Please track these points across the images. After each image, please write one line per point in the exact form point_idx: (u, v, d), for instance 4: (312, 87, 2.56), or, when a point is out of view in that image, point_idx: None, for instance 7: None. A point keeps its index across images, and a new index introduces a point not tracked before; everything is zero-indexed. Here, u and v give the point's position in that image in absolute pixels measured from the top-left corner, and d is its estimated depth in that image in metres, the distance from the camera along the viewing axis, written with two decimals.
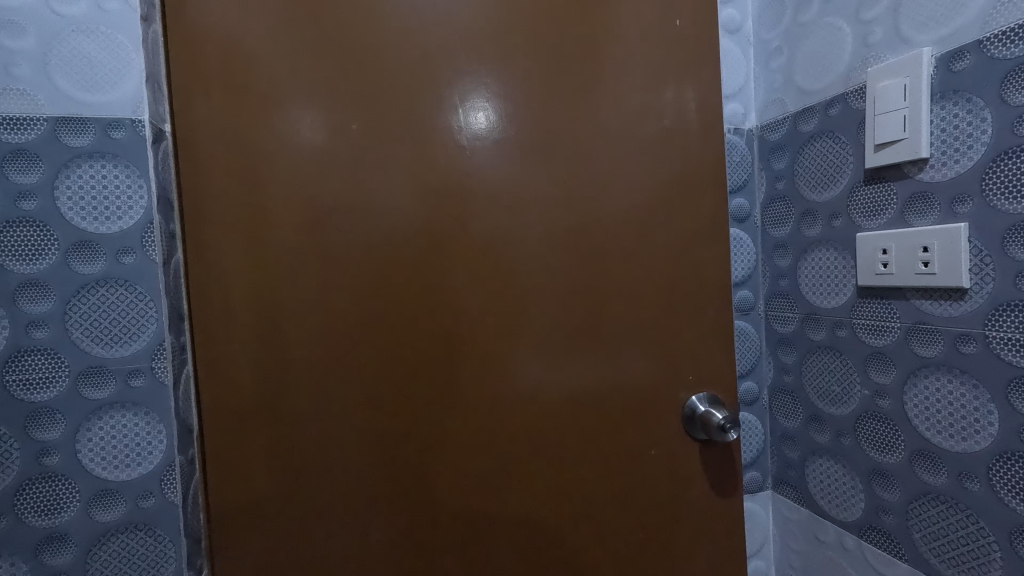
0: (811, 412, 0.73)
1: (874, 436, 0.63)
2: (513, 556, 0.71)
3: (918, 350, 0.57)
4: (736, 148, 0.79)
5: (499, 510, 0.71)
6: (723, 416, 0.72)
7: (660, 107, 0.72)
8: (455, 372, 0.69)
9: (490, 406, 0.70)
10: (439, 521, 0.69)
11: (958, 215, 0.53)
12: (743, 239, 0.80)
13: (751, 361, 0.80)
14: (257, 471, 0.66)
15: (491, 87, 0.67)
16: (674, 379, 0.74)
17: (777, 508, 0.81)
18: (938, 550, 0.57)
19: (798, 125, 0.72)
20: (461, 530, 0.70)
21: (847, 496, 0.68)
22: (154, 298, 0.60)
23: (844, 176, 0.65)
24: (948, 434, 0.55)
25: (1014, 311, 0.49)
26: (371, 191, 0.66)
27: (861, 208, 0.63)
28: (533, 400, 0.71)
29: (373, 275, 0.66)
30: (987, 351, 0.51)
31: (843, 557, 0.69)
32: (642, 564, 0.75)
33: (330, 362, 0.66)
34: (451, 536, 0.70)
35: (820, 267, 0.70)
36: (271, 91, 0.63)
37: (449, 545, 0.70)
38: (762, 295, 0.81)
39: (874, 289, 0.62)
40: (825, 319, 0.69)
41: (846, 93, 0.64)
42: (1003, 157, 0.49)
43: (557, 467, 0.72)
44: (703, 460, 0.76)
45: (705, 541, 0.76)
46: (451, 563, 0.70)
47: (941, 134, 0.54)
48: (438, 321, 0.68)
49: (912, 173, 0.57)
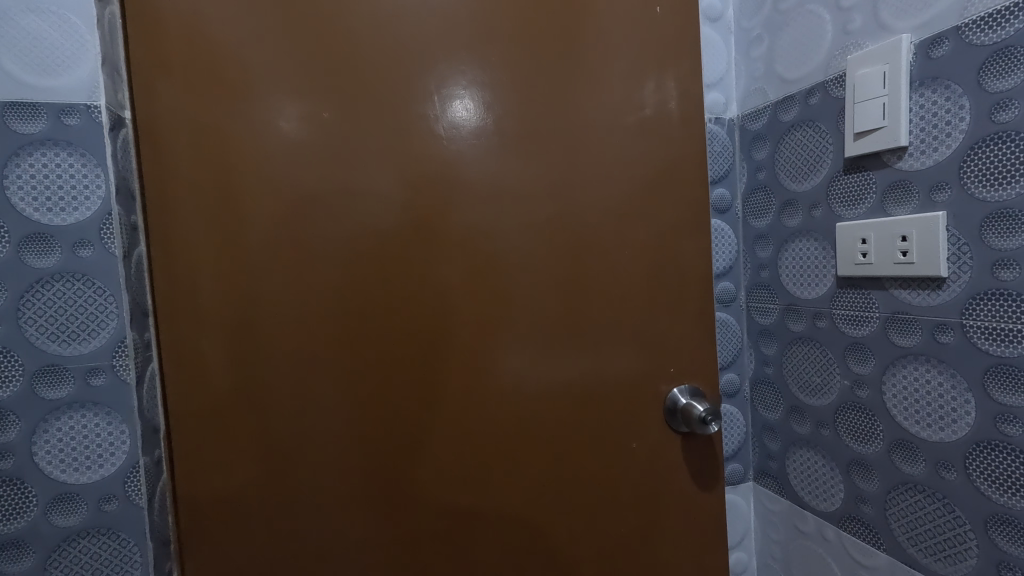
0: (792, 404, 0.73)
1: (854, 427, 0.63)
2: (495, 554, 0.71)
3: (897, 340, 0.57)
4: (717, 138, 0.79)
5: (480, 507, 0.70)
6: (704, 407, 0.71)
7: (642, 98, 0.70)
8: (434, 367, 0.67)
9: (470, 402, 0.68)
10: (419, 520, 0.68)
11: (936, 203, 0.52)
12: (724, 229, 0.79)
13: (732, 353, 0.80)
14: (228, 470, 0.64)
15: (469, 75, 0.66)
16: (655, 371, 0.73)
17: (758, 500, 0.81)
18: (916, 539, 0.57)
19: (779, 114, 0.71)
20: (441, 528, 0.69)
21: (827, 487, 0.68)
22: (115, 292, 0.58)
23: (823, 165, 0.65)
24: (925, 424, 0.55)
25: (991, 300, 0.48)
26: (345, 181, 0.63)
27: (840, 198, 0.63)
28: (514, 395, 0.70)
29: (347, 268, 0.64)
30: (965, 340, 0.51)
31: (822, 547, 0.69)
32: (624, 558, 0.74)
33: (304, 358, 0.64)
34: (432, 534, 0.69)
35: (800, 258, 0.69)
36: (237, 76, 0.61)
37: (428, 542, 0.69)
38: (743, 286, 0.80)
39: (853, 279, 0.62)
40: (805, 310, 0.69)
41: (826, 81, 0.63)
42: (981, 145, 0.49)
43: (539, 462, 0.71)
44: (685, 452, 0.75)
45: (686, 533, 0.76)
46: (431, 560, 0.69)
47: (919, 122, 0.53)
48: (416, 315, 0.66)
49: (891, 162, 0.57)
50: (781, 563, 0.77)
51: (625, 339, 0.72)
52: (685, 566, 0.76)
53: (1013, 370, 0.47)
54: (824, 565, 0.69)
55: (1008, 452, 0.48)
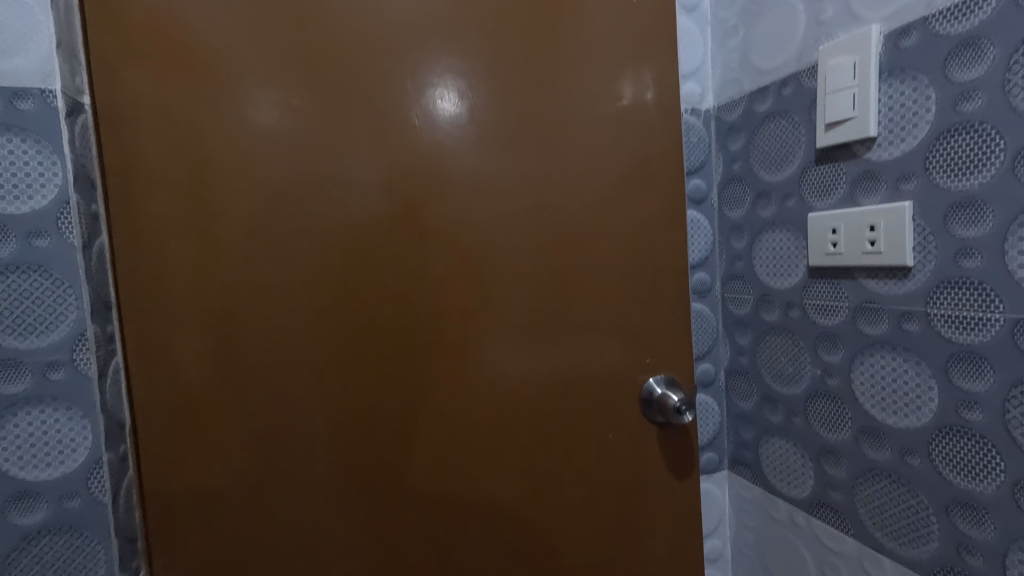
0: (765, 393, 0.73)
1: (824, 414, 0.64)
2: (471, 545, 0.71)
3: (864, 329, 0.58)
4: (693, 129, 0.79)
5: (456, 498, 0.69)
6: (678, 398, 0.72)
7: (618, 88, 0.70)
8: (408, 358, 0.66)
9: (446, 393, 0.68)
10: (394, 512, 0.68)
11: (903, 193, 0.53)
12: (700, 221, 0.79)
13: (708, 343, 0.80)
14: (196, 463, 0.63)
15: (442, 63, 0.64)
16: (631, 361, 0.73)
17: (732, 488, 0.82)
18: (881, 524, 0.58)
19: (753, 105, 0.71)
20: (416, 521, 0.68)
21: (798, 474, 0.69)
22: (74, 284, 0.55)
23: (796, 156, 0.65)
24: (891, 411, 0.56)
25: (954, 288, 0.49)
26: (314, 170, 0.62)
27: (812, 188, 0.63)
28: (490, 386, 0.69)
29: (319, 259, 0.63)
30: (929, 328, 0.52)
31: (793, 533, 0.70)
32: (600, 547, 0.75)
33: (275, 350, 0.63)
34: (407, 526, 0.68)
35: (774, 248, 0.70)
36: (201, 61, 0.59)
37: (402, 534, 0.68)
38: (718, 277, 0.80)
39: (823, 269, 0.62)
40: (778, 301, 0.70)
41: (798, 72, 0.64)
42: (946, 135, 0.49)
43: (515, 453, 0.71)
44: (661, 442, 0.76)
45: (661, 521, 0.77)
46: (405, 553, 0.68)
47: (888, 113, 0.54)
48: (390, 305, 0.65)
49: (861, 152, 0.57)
50: (754, 549, 0.78)
51: (602, 330, 0.72)
52: (660, 553, 0.77)
53: (975, 356, 0.48)
54: (795, 550, 0.70)
55: (969, 437, 0.49)
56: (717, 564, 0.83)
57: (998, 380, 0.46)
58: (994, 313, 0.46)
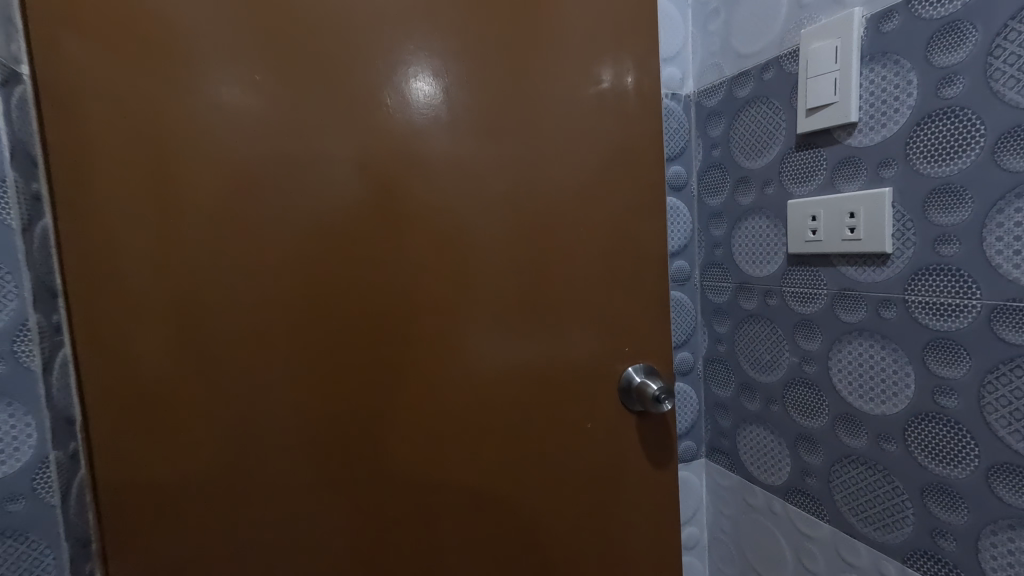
0: (742, 381, 0.73)
1: (801, 402, 0.64)
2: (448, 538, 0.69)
3: (843, 316, 0.58)
4: (674, 114, 0.77)
5: (432, 492, 0.68)
6: (658, 386, 0.71)
7: (599, 71, 0.68)
8: (381, 348, 0.64)
9: (421, 384, 0.66)
10: (367, 507, 0.65)
11: (883, 179, 0.53)
12: (679, 208, 0.78)
13: (686, 332, 0.80)
14: (155, 460, 0.59)
15: (417, 40, 0.61)
16: (610, 350, 0.72)
17: (709, 476, 0.82)
18: (857, 510, 0.58)
19: (733, 91, 0.70)
20: (390, 516, 0.66)
21: (775, 461, 0.69)
22: (13, 269, 0.48)
23: (776, 142, 0.64)
24: (868, 398, 0.56)
25: (932, 275, 0.49)
26: (280, 150, 0.58)
27: (792, 175, 0.63)
28: (467, 376, 0.67)
29: (285, 244, 0.59)
30: (907, 315, 0.52)
31: (769, 519, 0.71)
32: (579, 537, 0.74)
33: (239, 340, 0.59)
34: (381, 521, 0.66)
35: (753, 235, 0.69)
36: (153, 31, 0.54)
37: (378, 530, 0.66)
38: (697, 265, 0.80)
39: (803, 256, 0.62)
40: (757, 289, 0.69)
41: (780, 56, 0.63)
42: (926, 120, 0.49)
43: (492, 444, 0.69)
44: (640, 430, 0.75)
45: (640, 510, 0.76)
46: (379, 548, 0.67)
47: (870, 98, 0.53)
48: (362, 293, 0.62)
49: (841, 138, 0.56)
50: (730, 535, 0.78)
51: (581, 318, 0.71)
52: (638, 542, 0.77)
53: (951, 343, 0.48)
54: (771, 536, 0.71)
55: (944, 424, 0.49)
56: (694, 551, 0.83)
57: (974, 366, 0.46)
58: (972, 299, 0.46)
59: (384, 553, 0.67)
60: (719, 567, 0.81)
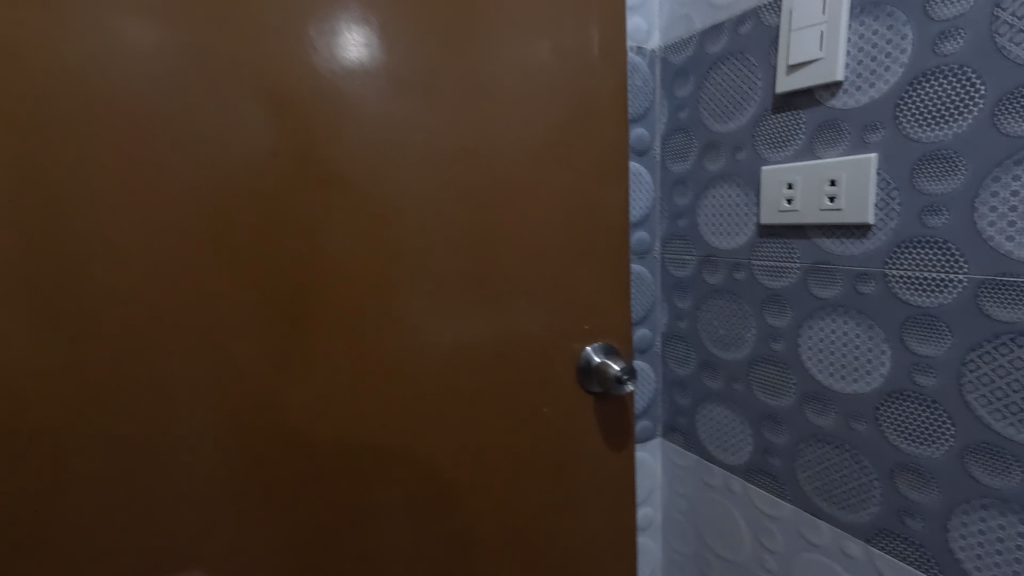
0: (703, 359, 0.70)
1: (766, 380, 0.62)
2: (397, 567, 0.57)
3: (816, 291, 0.55)
4: (638, 70, 0.70)
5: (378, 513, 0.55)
6: (620, 366, 0.66)
7: (564, 10, 0.59)
8: (308, 354, 0.48)
9: (353, 399, 0.51)
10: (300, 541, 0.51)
11: (868, 144, 0.49)
12: (642, 174, 0.72)
13: (646, 307, 0.75)
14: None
15: None
16: (569, 330, 0.65)
17: (665, 456, 0.79)
18: (821, 490, 0.57)
19: (704, 46, 0.64)
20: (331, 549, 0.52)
21: (735, 440, 0.66)
22: None
23: (750, 103, 0.60)
24: (839, 376, 0.54)
25: (916, 248, 0.46)
26: (141, 64, 0.39)
27: (767, 139, 0.58)
28: (414, 379, 0.55)
29: (169, 221, 0.41)
30: (885, 290, 0.49)
31: (727, 499, 0.69)
32: (535, 536, 0.67)
33: (103, 361, 0.40)
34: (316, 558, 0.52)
35: (719, 205, 0.65)
36: None
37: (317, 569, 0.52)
38: (658, 236, 0.75)
39: (775, 227, 0.58)
40: (723, 262, 0.66)
41: (758, 7, 0.57)
42: (920, 80, 0.45)
43: (443, 448, 0.58)
44: (597, 414, 0.69)
45: (596, 498, 0.71)
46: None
47: (858, 54, 0.49)
48: (274, 283, 0.46)
49: (823, 99, 0.52)
50: (685, 515, 0.76)
51: (541, 297, 0.62)
52: (596, 533, 0.71)
53: (932, 319, 0.46)
54: (729, 515, 0.69)
55: (919, 402, 0.47)
56: (649, 532, 0.80)
57: (955, 343, 0.44)
58: (958, 274, 0.44)
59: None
60: (672, 545, 0.79)
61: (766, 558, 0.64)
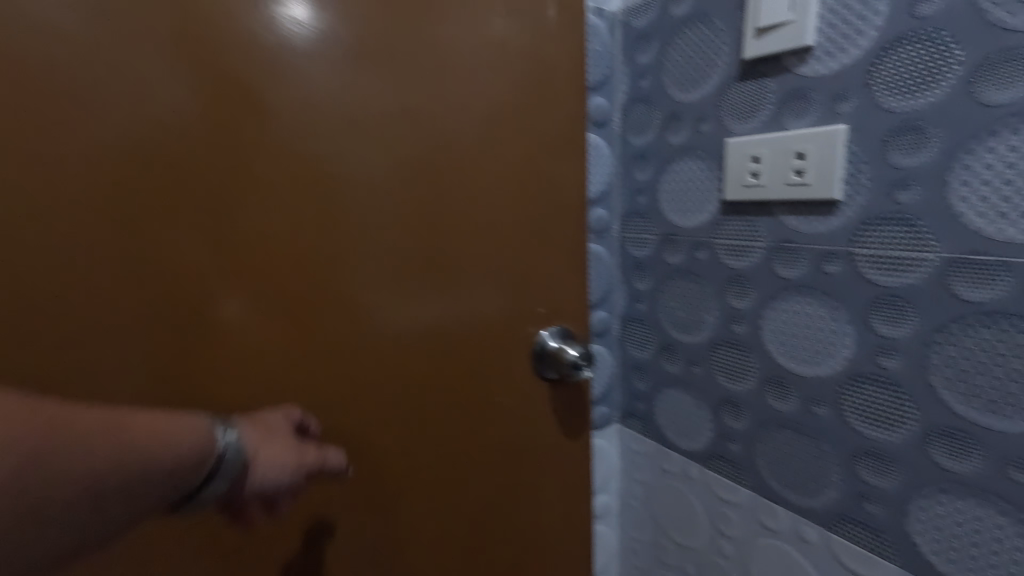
0: (662, 342, 0.67)
1: (726, 363, 0.59)
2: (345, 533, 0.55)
3: (780, 271, 0.52)
4: (598, 34, 0.65)
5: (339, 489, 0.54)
6: (577, 351, 0.62)
7: None
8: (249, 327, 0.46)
9: (277, 380, 0.48)
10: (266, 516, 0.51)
11: (838, 115, 0.46)
12: (601, 147, 0.68)
13: (604, 289, 0.71)
14: None
15: None
16: (522, 313, 0.60)
17: (623, 442, 0.76)
18: (780, 475, 0.55)
19: (668, 8, 0.60)
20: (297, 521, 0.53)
21: (694, 426, 0.64)
22: None
23: (716, 70, 0.56)
24: (801, 359, 0.52)
25: (885, 225, 0.44)
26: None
27: (733, 109, 0.55)
28: (347, 362, 0.51)
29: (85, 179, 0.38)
30: (851, 269, 0.47)
31: (684, 485, 0.67)
32: (483, 530, 0.63)
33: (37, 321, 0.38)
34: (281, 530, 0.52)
35: (680, 181, 0.62)
36: None
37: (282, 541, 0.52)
38: (617, 214, 0.71)
39: (739, 204, 0.55)
40: (684, 240, 0.62)
41: None
42: (895, 45, 0.42)
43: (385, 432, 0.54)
44: (552, 402, 0.65)
45: (549, 489, 0.67)
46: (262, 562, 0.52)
47: (830, 17, 0.46)
48: (205, 253, 0.43)
49: (792, 66, 0.49)
50: (642, 502, 0.74)
51: (492, 277, 0.57)
52: (549, 525, 0.68)
53: (897, 300, 0.44)
54: (685, 502, 0.67)
55: (882, 385, 0.46)
56: (605, 520, 0.78)
57: (921, 324, 0.43)
58: (927, 252, 0.42)
59: (272, 546, 0.52)
60: (628, 532, 0.77)
61: (722, 543, 0.63)
